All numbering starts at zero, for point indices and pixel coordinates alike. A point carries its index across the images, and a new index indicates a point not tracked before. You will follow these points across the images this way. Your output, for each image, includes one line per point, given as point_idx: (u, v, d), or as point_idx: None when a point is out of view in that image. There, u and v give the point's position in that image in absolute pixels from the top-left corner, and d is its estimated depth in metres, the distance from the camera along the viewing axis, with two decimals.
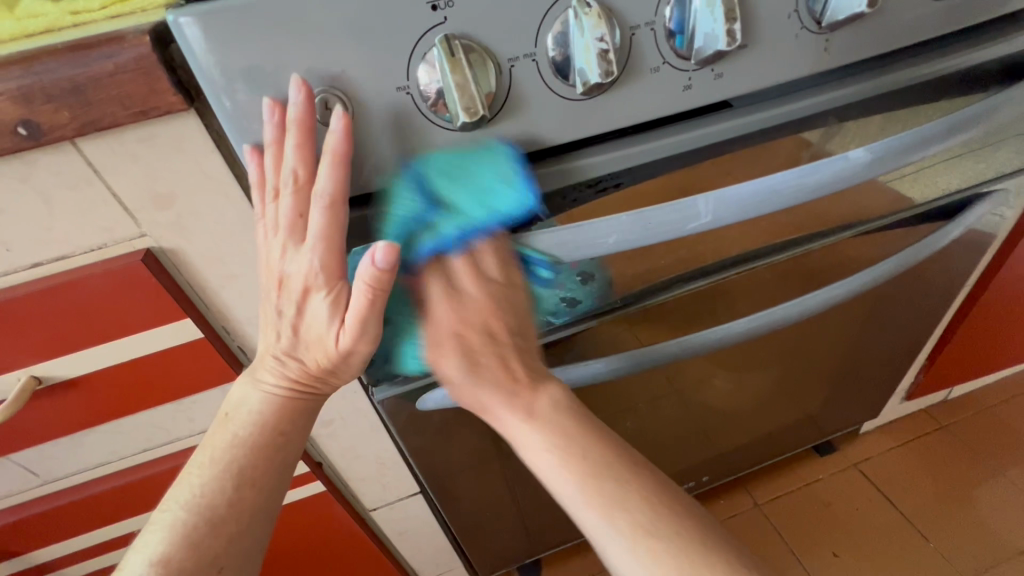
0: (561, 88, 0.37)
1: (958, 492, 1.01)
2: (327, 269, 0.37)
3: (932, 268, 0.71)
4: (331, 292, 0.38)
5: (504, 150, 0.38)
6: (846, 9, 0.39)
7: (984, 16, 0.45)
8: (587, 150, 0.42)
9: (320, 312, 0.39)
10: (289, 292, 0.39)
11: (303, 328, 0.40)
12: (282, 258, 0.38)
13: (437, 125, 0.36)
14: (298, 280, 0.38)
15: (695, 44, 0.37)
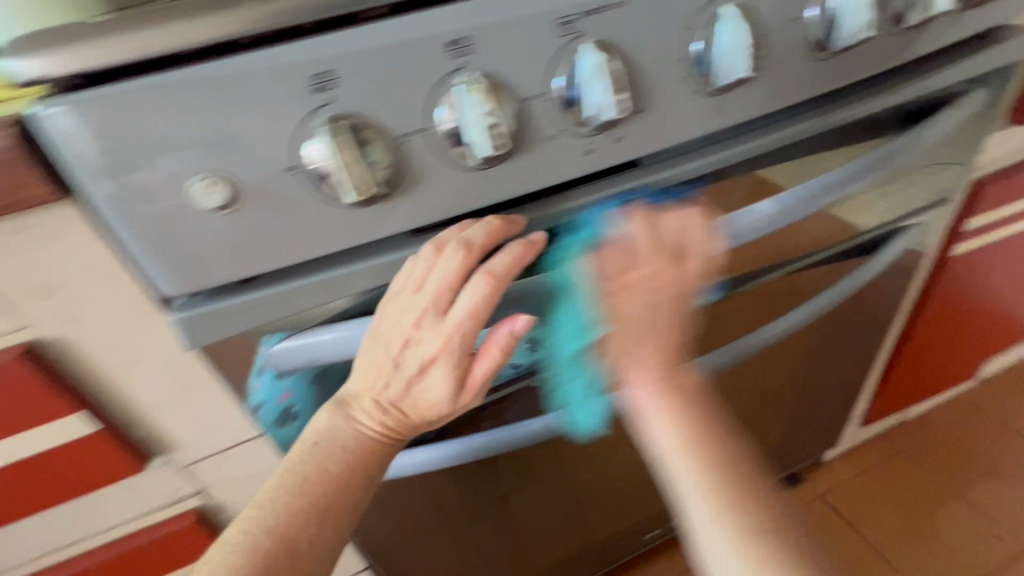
0: (455, 159, 0.37)
1: (922, 516, 1.00)
2: (414, 371, 0.39)
3: (864, 301, 0.72)
4: (409, 388, 0.39)
5: (405, 220, 0.39)
6: (732, 73, 0.40)
7: (870, 69, 0.48)
8: (498, 215, 0.43)
9: (437, 384, 0.40)
10: (388, 371, 0.40)
11: (420, 389, 0.40)
12: (412, 342, 0.38)
13: (325, 200, 0.36)
14: (385, 375, 0.39)
15: (587, 112, 0.38)
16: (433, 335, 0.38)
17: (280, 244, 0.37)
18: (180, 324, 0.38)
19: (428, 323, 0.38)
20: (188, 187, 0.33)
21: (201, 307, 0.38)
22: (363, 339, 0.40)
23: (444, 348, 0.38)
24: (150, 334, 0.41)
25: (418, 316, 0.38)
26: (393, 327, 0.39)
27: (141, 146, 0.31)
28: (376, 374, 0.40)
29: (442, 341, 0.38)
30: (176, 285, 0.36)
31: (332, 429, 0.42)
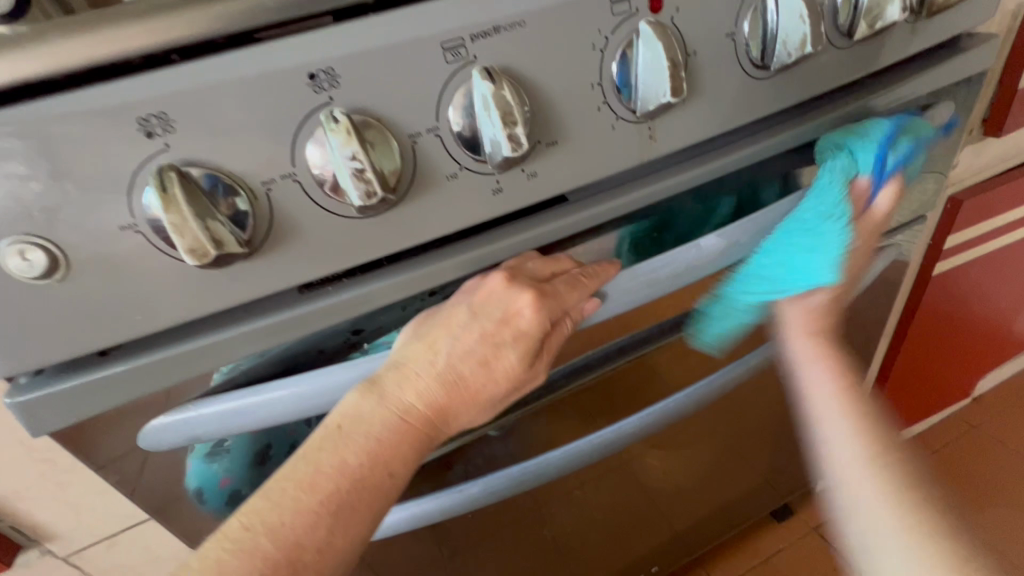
0: (619, 113, 0.33)
1: None
2: (541, 303, 0.35)
3: (869, 313, 0.74)
4: (524, 335, 0.35)
5: (541, 188, 0.34)
6: (881, 18, 0.38)
7: (925, 64, 0.49)
8: (602, 194, 0.39)
9: (514, 351, 0.35)
10: (472, 333, 0.34)
11: (494, 351, 0.34)
12: (510, 301, 0.34)
13: (477, 166, 0.31)
14: (497, 312, 0.34)
15: (774, 52, 0.35)
16: (524, 290, 0.34)
17: (407, 212, 0.31)
18: (269, 321, 0.33)
19: (518, 284, 0.35)
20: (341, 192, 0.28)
21: (303, 304, 0.34)
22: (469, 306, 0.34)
23: (536, 304, 0.34)
24: (151, 305, 0.29)
25: (501, 275, 0.35)
26: (501, 300, 0.34)
27: (249, 68, 0.26)
28: (498, 335, 0.34)
29: (535, 298, 0.34)
30: (270, 269, 0.30)
31: (364, 411, 0.32)
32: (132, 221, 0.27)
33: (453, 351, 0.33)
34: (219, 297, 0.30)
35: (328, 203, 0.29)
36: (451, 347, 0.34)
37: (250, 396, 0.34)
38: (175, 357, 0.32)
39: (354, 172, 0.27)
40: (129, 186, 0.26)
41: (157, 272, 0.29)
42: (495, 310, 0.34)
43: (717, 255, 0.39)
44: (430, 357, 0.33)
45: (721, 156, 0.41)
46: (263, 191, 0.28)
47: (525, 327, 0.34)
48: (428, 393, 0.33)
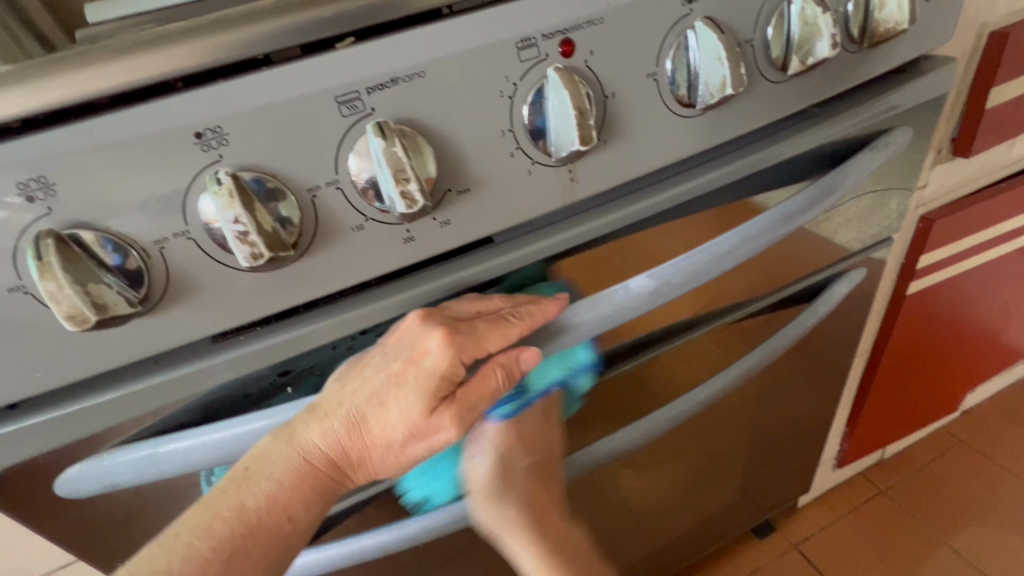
0: (533, 159, 0.33)
1: (906, 568, 0.94)
2: (447, 343, 0.33)
3: (840, 332, 0.72)
4: (431, 376, 0.33)
5: (455, 234, 0.33)
6: (815, 53, 0.37)
7: (880, 90, 0.48)
8: (531, 233, 0.38)
9: (416, 396, 0.33)
10: (380, 375, 0.33)
11: (398, 396, 0.32)
12: (416, 342, 0.33)
13: (383, 217, 0.31)
14: (400, 357, 0.33)
15: (698, 91, 0.35)
16: (432, 331, 0.33)
17: (312, 264, 0.31)
18: (184, 372, 0.33)
19: (430, 323, 0.34)
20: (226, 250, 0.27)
21: (217, 353, 0.34)
22: (383, 347, 0.34)
23: (443, 343, 0.32)
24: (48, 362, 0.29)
25: (415, 315, 0.34)
26: (410, 341, 0.33)
27: (131, 129, 0.25)
28: (404, 376, 0.33)
29: (443, 337, 0.33)
30: (173, 326, 0.30)
31: (271, 456, 0.33)
32: (19, 282, 0.27)
33: (364, 391, 0.33)
34: (121, 354, 0.30)
35: (224, 258, 0.29)
36: (360, 390, 0.33)
37: (167, 445, 0.34)
38: (84, 409, 0.32)
39: (238, 235, 0.27)
40: (13, 252, 0.26)
41: (52, 329, 0.28)
42: (404, 350, 0.33)
43: (648, 296, 0.38)
44: (345, 400, 0.33)
45: (657, 191, 0.40)
46: (156, 249, 0.28)
47: (432, 367, 0.32)
48: (333, 437, 0.33)
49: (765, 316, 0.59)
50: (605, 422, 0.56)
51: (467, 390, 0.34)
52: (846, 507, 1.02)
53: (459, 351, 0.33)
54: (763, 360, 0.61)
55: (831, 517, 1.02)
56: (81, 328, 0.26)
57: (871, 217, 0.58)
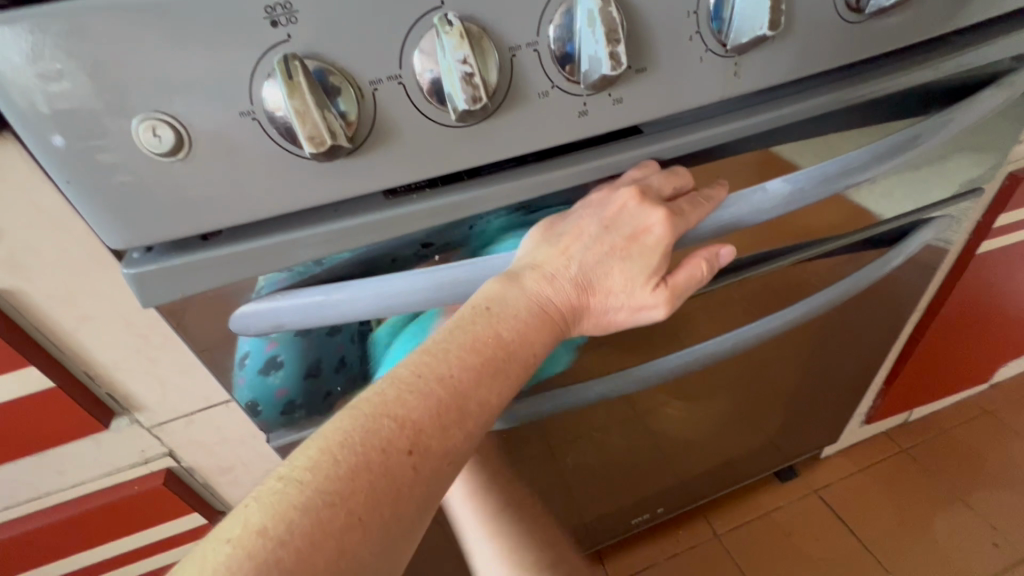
0: (710, 46, 0.34)
1: (920, 518, 0.99)
2: (665, 216, 0.37)
3: (905, 284, 0.74)
4: (652, 250, 0.37)
5: (625, 113, 0.35)
6: None
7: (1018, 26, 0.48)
8: (678, 128, 0.40)
9: (636, 267, 0.37)
10: (606, 244, 0.37)
11: (621, 265, 0.37)
12: (637, 219, 0.37)
13: (569, 86, 0.32)
14: (628, 226, 0.37)
15: None
16: (652, 209, 0.37)
17: (497, 126, 0.32)
18: (358, 224, 0.35)
19: (648, 200, 0.37)
20: (448, 94, 0.29)
21: (389, 208, 0.36)
22: (603, 217, 0.37)
23: (665, 220, 0.37)
24: (253, 193, 0.31)
25: (632, 192, 0.37)
26: (631, 217, 0.37)
27: None
28: (626, 249, 0.37)
29: (664, 217, 0.37)
30: (366, 171, 0.32)
31: (511, 296, 0.35)
32: (250, 107, 0.29)
33: (593, 258, 0.37)
34: (317, 193, 0.32)
35: (427, 109, 0.31)
36: (585, 256, 0.37)
37: (345, 290, 0.37)
38: (268, 247, 0.34)
39: (464, 76, 0.28)
40: (250, 75, 0.28)
41: (263, 160, 0.30)
42: (625, 226, 0.37)
43: (780, 200, 0.41)
44: (576, 261, 0.36)
45: (798, 101, 0.41)
46: (370, 91, 0.29)
47: (653, 242, 0.37)
48: (564, 290, 0.36)
49: (848, 254, 0.61)
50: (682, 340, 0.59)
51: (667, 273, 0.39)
52: (866, 462, 1.07)
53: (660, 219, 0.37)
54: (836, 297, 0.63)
55: (850, 470, 1.06)
56: (312, 154, 0.28)
57: (968, 165, 0.59)
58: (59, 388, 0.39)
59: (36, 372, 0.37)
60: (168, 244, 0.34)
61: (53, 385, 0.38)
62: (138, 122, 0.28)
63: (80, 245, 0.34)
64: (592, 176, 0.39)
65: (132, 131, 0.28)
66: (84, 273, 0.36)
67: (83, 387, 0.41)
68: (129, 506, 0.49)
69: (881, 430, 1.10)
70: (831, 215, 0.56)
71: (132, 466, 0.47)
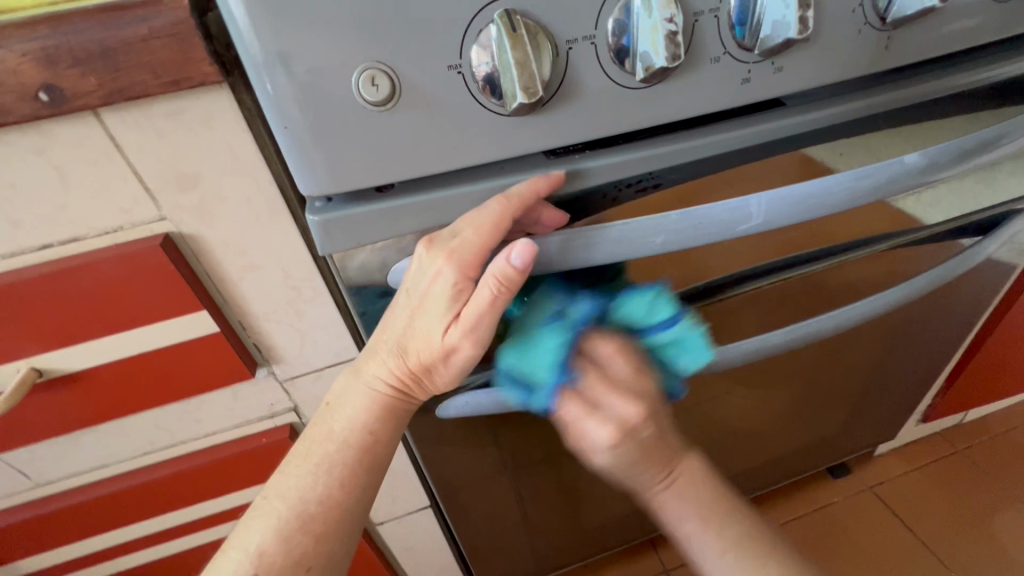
0: (870, 18, 0.36)
1: (977, 518, 0.99)
2: (466, 243, 0.34)
3: (986, 280, 0.74)
4: (457, 287, 0.35)
5: (782, 81, 0.36)
6: None
7: None
8: (813, 102, 0.41)
9: (440, 303, 0.35)
10: (427, 301, 0.35)
11: (425, 319, 0.36)
12: (420, 264, 0.35)
13: (741, 53, 0.34)
14: (433, 256, 0.35)
15: None
16: (432, 250, 0.35)
17: (667, 89, 0.34)
18: (522, 182, 0.37)
19: (438, 245, 0.35)
20: (650, 52, 0.31)
21: (551, 167, 0.37)
22: (413, 270, 0.36)
23: (444, 265, 0.34)
24: (439, 145, 0.33)
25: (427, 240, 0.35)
26: (415, 267, 0.36)
27: None
28: (420, 304, 0.36)
29: (447, 259, 0.34)
30: (542, 129, 0.34)
31: (388, 361, 0.38)
32: (457, 61, 0.31)
33: (422, 322, 0.36)
34: (498, 150, 0.34)
35: (612, 70, 0.32)
36: (400, 314, 0.37)
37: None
38: (439, 199, 0.36)
39: (669, 34, 0.31)
40: (462, 32, 0.30)
41: (454, 114, 0.32)
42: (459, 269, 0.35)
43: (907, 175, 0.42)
44: (411, 322, 0.36)
45: (927, 82, 0.42)
46: (565, 50, 0.31)
47: (440, 296, 0.35)
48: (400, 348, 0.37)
49: (939, 241, 0.61)
50: (775, 320, 0.60)
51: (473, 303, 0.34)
52: (921, 462, 1.07)
53: (489, 226, 0.34)
54: (928, 286, 0.63)
55: (905, 468, 1.06)
56: (526, 101, 0.31)
57: None
58: (220, 333, 0.41)
59: (205, 316, 0.39)
60: (346, 195, 0.36)
61: (215, 330, 0.41)
62: (359, 73, 0.30)
63: (260, 195, 0.36)
64: (735, 144, 0.40)
65: (355, 79, 0.30)
66: (258, 222, 0.38)
67: (235, 335, 0.43)
68: (253, 459, 0.51)
69: (935, 430, 1.09)
70: (932, 202, 0.57)
71: (259, 419, 0.50)
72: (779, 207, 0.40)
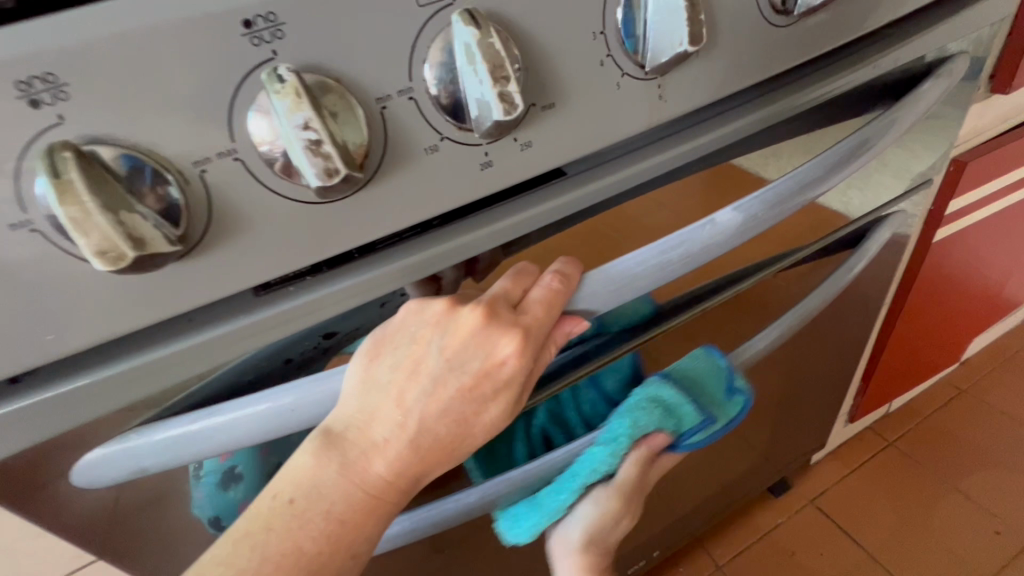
0: (625, 67, 0.29)
1: (918, 516, 0.96)
2: (514, 292, 0.29)
3: (869, 285, 0.71)
4: (419, 344, 0.27)
5: (535, 158, 0.29)
6: None
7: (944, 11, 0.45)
8: (602, 166, 0.34)
9: (409, 370, 0.26)
10: (447, 387, 0.26)
11: (385, 401, 0.26)
12: (490, 347, 0.27)
13: (462, 135, 0.26)
14: (455, 321, 0.27)
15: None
16: (505, 332, 0.27)
17: (377, 196, 0.26)
18: (220, 334, 0.27)
19: (498, 323, 0.27)
20: (295, 171, 0.22)
21: (260, 311, 0.28)
22: (440, 350, 0.26)
23: (520, 348, 0.27)
24: (47, 325, 0.23)
25: (479, 309, 0.27)
26: (478, 348, 0.27)
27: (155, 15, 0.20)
28: (478, 391, 0.27)
29: (449, 308, 0.27)
30: (207, 277, 0.25)
31: (320, 481, 0.26)
32: (23, 217, 0.21)
33: (423, 412, 0.26)
34: (151, 311, 0.24)
35: (281, 185, 0.24)
36: (452, 404, 0.27)
37: (232, 412, 0.29)
38: (98, 382, 0.26)
39: (308, 144, 0.22)
40: (13, 178, 0.20)
41: (52, 284, 0.22)
42: (434, 347, 0.27)
43: (735, 229, 0.35)
44: (397, 414, 0.26)
45: (729, 122, 0.37)
46: (196, 173, 0.22)
47: (510, 379, 0.27)
48: (371, 455, 0.26)
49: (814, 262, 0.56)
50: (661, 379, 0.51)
51: (437, 364, 0.26)
52: (858, 462, 1.04)
53: (542, 300, 0.29)
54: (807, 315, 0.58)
55: (842, 472, 1.03)
56: (110, 268, 0.20)
57: (911, 158, 0.56)
58: None
59: None
60: None
61: None
62: None
63: None
64: (516, 233, 0.32)
65: None
66: None
67: None
68: None
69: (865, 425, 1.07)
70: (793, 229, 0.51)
71: None
72: (584, 290, 0.31)
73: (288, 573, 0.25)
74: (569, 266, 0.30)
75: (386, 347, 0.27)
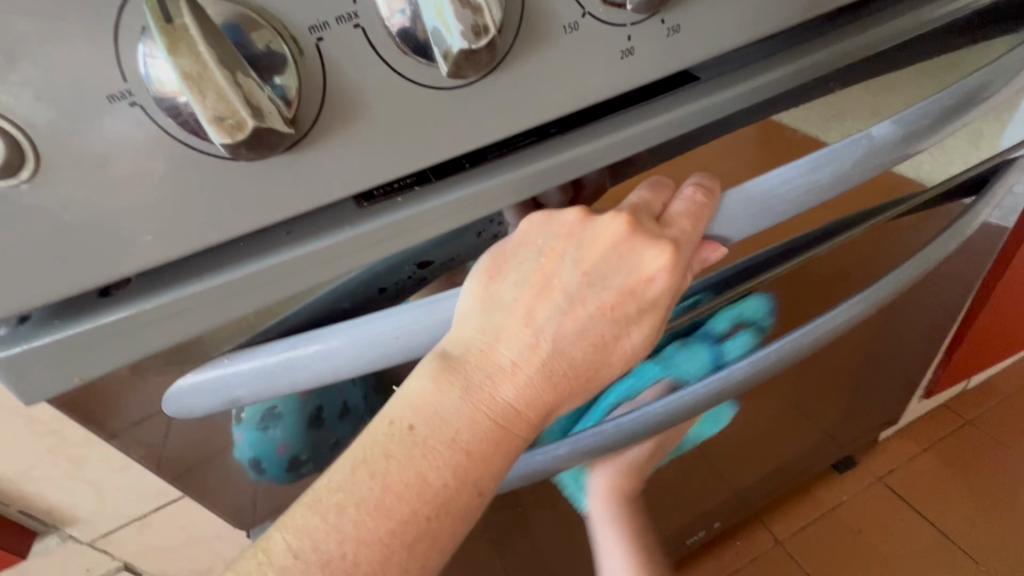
0: None
1: (1001, 499, 0.90)
2: (651, 203, 0.27)
3: (978, 245, 0.64)
4: (551, 258, 0.25)
5: (681, 47, 0.25)
6: None
7: None
8: (744, 70, 0.29)
9: (539, 286, 0.25)
10: (586, 304, 0.25)
11: (512, 318, 0.25)
12: (636, 260, 0.25)
13: (608, 11, 0.22)
14: (590, 232, 0.25)
15: None
16: (652, 243, 0.25)
17: (505, 85, 0.22)
18: (322, 248, 0.24)
19: (644, 233, 0.25)
20: (435, 33, 0.19)
21: (365, 223, 0.25)
22: (577, 263, 0.25)
23: (672, 262, 0.25)
24: (147, 220, 0.20)
25: (622, 217, 0.25)
26: (622, 261, 0.25)
27: None
28: (620, 310, 0.25)
29: (583, 219, 0.25)
30: (314, 174, 0.22)
31: (445, 407, 0.24)
32: (126, 86, 0.18)
33: (558, 331, 0.25)
34: (256, 212, 0.22)
35: (404, 65, 0.21)
36: (591, 323, 0.25)
37: (328, 338, 0.27)
38: (194, 296, 0.24)
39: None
40: (114, 34, 0.18)
41: (151, 172, 0.20)
42: (568, 260, 0.25)
43: (890, 146, 0.31)
44: (527, 333, 0.25)
45: (885, 24, 0.31)
46: (312, 43, 0.19)
47: (657, 298, 0.25)
48: (502, 375, 0.25)
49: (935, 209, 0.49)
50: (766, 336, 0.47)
51: (571, 279, 0.25)
52: (933, 440, 0.97)
53: (686, 212, 0.26)
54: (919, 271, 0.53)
55: (915, 450, 0.97)
56: (224, 142, 0.18)
57: None
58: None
59: None
60: (54, 308, 0.24)
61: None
62: None
63: None
64: (641, 140, 0.27)
65: None
66: None
67: None
68: None
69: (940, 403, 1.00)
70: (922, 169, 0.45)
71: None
72: (724, 214, 0.28)
73: (410, 506, 0.24)
74: (700, 176, 0.27)
75: (510, 264, 0.25)
